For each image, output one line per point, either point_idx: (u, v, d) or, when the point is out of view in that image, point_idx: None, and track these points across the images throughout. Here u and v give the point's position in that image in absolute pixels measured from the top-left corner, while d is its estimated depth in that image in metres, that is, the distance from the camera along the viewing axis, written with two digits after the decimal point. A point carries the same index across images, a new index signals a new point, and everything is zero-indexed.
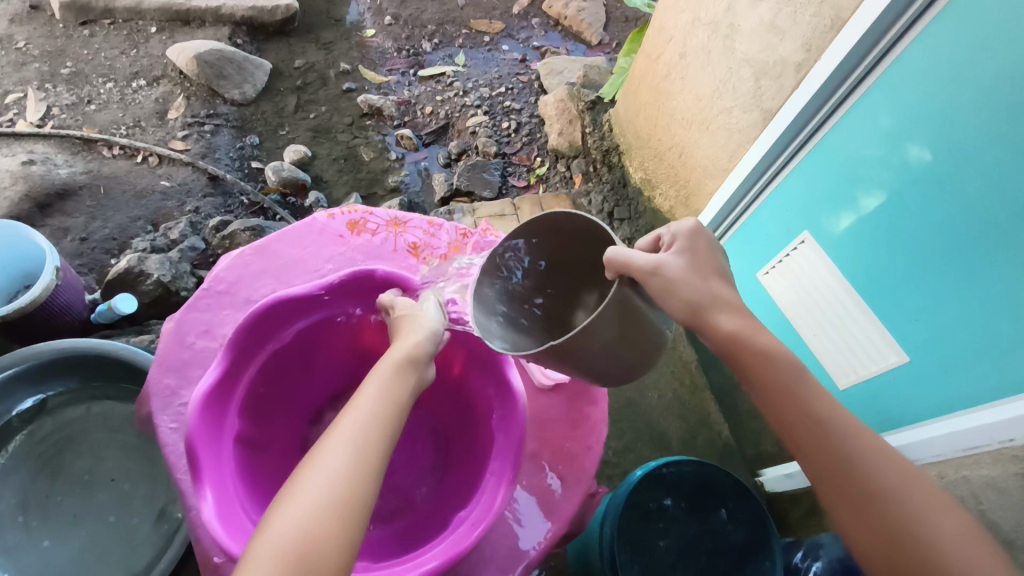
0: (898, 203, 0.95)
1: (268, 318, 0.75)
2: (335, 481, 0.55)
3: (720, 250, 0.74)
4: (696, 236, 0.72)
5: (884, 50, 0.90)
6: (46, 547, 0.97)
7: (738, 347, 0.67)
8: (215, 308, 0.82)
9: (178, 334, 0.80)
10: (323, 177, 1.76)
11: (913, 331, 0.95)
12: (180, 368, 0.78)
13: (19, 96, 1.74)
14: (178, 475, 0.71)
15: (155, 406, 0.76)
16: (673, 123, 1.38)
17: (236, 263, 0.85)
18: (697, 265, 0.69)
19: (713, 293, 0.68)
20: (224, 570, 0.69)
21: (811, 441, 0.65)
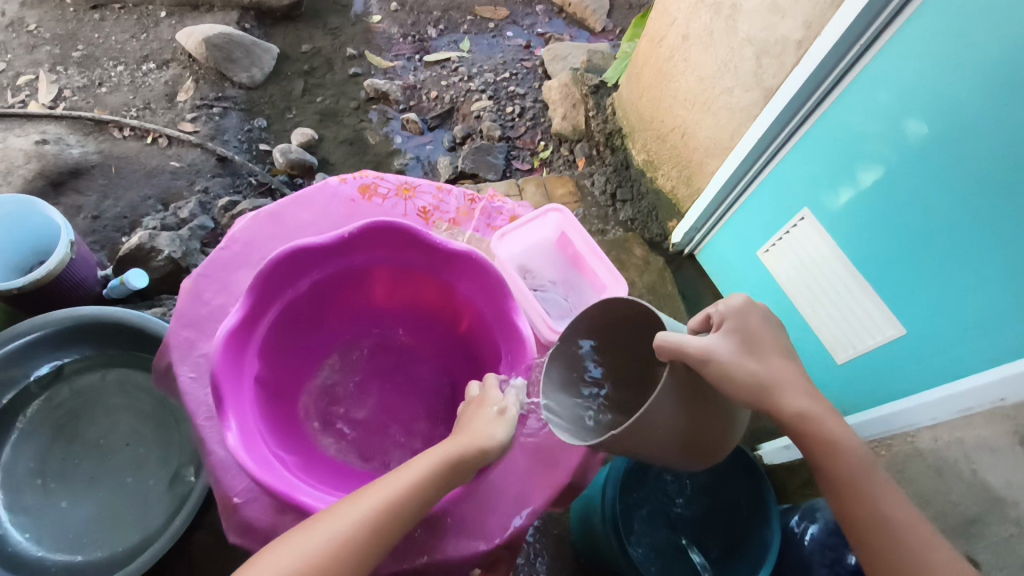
0: (898, 178, 0.97)
1: (288, 265, 0.78)
2: (331, 540, 0.59)
3: (773, 321, 0.71)
4: (746, 311, 0.70)
5: (882, 27, 0.92)
6: (64, 507, 1.00)
7: (803, 428, 0.65)
8: (230, 268, 0.85)
9: (194, 291, 0.82)
10: (329, 160, 1.79)
11: (910, 302, 0.99)
12: (198, 323, 0.81)
13: (31, 78, 1.76)
14: (199, 421, 0.75)
15: (174, 357, 0.79)
16: (676, 105, 1.40)
17: (251, 226, 0.87)
18: (750, 341, 0.68)
19: (779, 377, 0.66)
20: (244, 509, 0.73)
21: (873, 535, 0.61)
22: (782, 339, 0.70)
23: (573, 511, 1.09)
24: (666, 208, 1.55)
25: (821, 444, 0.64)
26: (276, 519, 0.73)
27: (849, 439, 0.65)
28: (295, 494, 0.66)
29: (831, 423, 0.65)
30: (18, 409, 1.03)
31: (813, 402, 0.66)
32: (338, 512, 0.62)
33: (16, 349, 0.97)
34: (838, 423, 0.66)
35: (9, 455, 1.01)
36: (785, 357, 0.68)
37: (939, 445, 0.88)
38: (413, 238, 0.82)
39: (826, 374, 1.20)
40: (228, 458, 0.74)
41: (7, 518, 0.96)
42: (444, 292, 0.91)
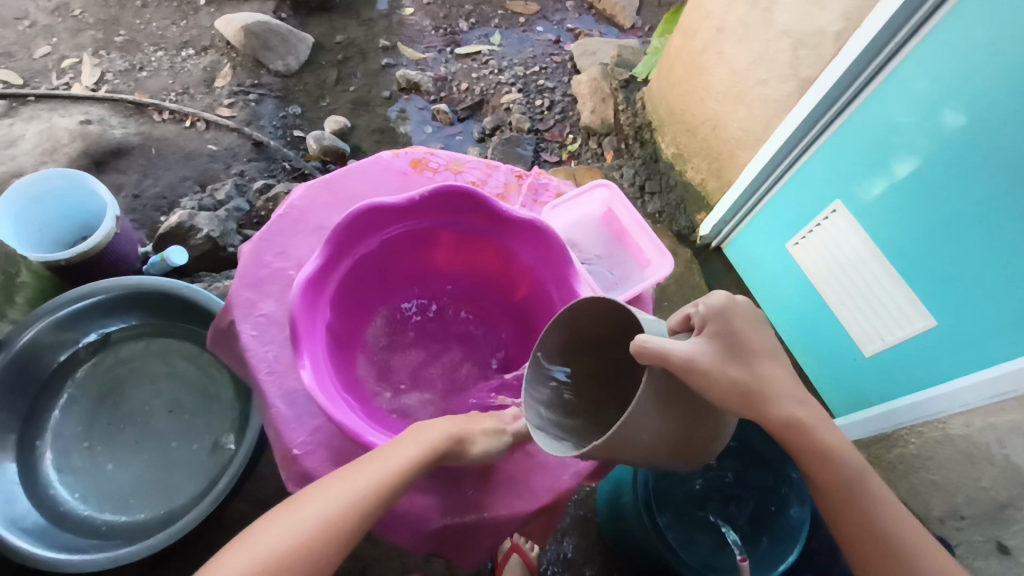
0: (932, 169, 0.98)
1: (360, 223, 0.81)
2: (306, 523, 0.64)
3: (761, 314, 0.64)
4: (733, 310, 0.62)
5: (922, 18, 0.92)
6: (109, 469, 1.02)
7: (796, 436, 0.61)
8: (288, 234, 0.88)
9: (255, 254, 0.85)
10: (361, 148, 1.83)
11: (941, 293, 1.02)
12: (258, 284, 0.84)
13: (75, 61, 1.81)
14: (259, 375, 0.79)
15: (236, 316, 0.82)
16: (708, 98, 1.41)
17: (308, 194, 0.90)
18: (738, 346, 0.61)
19: (767, 389, 0.60)
20: (303, 461, 0.77)
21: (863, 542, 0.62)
22: (767, 338, 0.63)
23: (602, 490, 1.10)
24: (694, 201, 1.57)
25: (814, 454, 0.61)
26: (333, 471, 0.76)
27: (842, 446, 0.62)
28: (362, 433, 0.70)
29: (821, 430, 0.61)
30: (67, 374, 1.05)
31: (802, 411, 0.61)
32: (316, 495, 0.66)
33: (69, 314, 1.00)
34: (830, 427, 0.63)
35: (58, 418, 1.04)
36: (773, 362, 0.62)
37: (972, 431, 0.89)
38: (478, 204, 0.84)
39: (855, 365, 1.24)
40: (289, 412, 0.78)
41: (56, 477, 0.99)
42: (502, 259, 0.93)
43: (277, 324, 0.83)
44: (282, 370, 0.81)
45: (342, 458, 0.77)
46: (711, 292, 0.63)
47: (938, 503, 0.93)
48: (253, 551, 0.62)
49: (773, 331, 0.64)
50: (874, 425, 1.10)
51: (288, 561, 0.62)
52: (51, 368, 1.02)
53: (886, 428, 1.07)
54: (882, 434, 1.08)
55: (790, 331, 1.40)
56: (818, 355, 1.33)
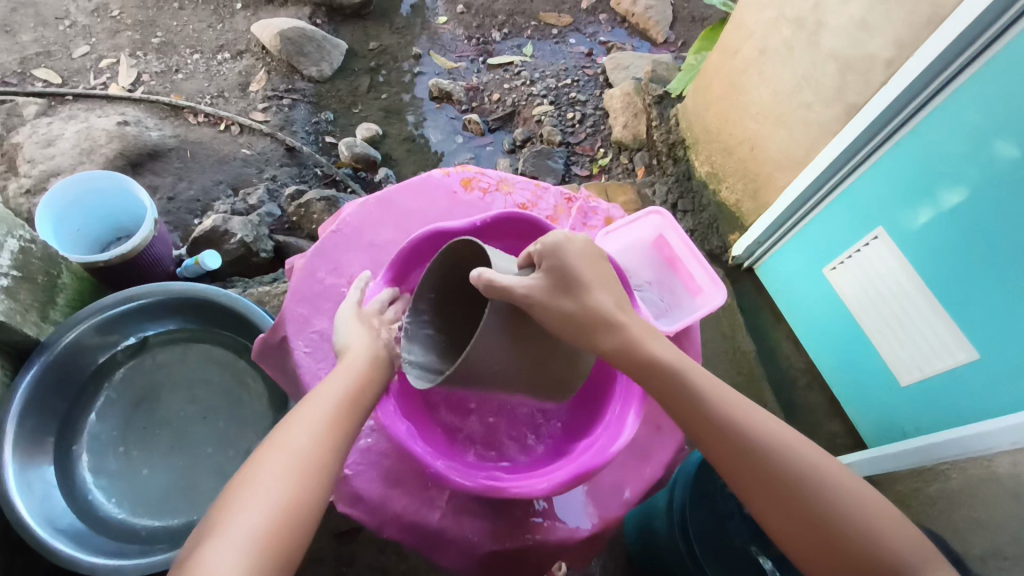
0: (981, 201, 0.97)
1: (423, 246, 0.85)
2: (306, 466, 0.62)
3: (589, 246, 0.74)
4: (560, 247, 0.72)
5: (980, 47, 0.91)
6: (144, 474, 1.03)
7: (628, 352, 0.71)
8: (341, 249, 0.89)
9: (308, 269, 0.87)
10: (392, 156, 1.83)
11: (984, 326, 1.00)
12: (311, 300, 0.85)
13: (113, 62, 1.83)
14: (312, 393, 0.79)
15: (290, 331, 0.83)
16: (747, 118, 1.40)
17: (361, 210, 0.92)
18: (569, 277, 0.71)
19: (593, 313, 0.70)
20: (354, 481, 0.78)
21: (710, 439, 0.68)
22: (601, 270, 0.74)
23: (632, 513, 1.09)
24: (727, 220, 1.56)
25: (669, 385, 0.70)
26: (385, 492, 0.78)
27: (664, 353, 0.71)
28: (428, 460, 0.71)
29: (646, 343, 0.71)
30: (105, 376, 1.05)
31: (628, 331, 0.71)
32: (292, 436, 0.64)
33: (109, 318, 0.99)
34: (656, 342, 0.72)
35: (94, 420, 1.04)
36: (596, 289, 0.72)
37: (1020, 470, 0.86)
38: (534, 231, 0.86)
39: (892, 395, 1.22)
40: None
41: (92, 479, 1.00)
42: None
43: (329, 340, 0.84)
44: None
45: (394, 477, 0.79)
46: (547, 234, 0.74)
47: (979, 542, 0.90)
48: (259, 501, 0.58)
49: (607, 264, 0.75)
50: (909, 459, 1.09)
51: (300, 507, 0.60)
52: (91, 370, 1.03)
53: (922, 462, 1.05)
54: (919, 468, 1.06)
55: (826, 359, 1.38)
56: (853, 382, 1.32)
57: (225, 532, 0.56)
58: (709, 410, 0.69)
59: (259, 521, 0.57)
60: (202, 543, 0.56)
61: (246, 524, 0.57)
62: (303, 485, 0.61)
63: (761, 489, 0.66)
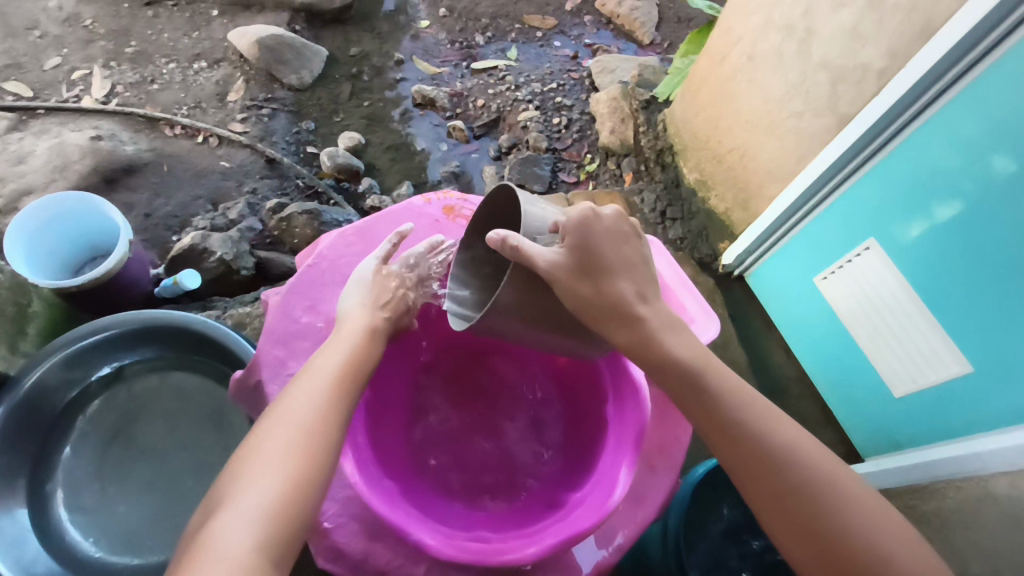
0: (976, 215, 0.95)
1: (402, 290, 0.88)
2: (307, 420, 0.66)
3: (618, 226, 0.74)
4: (586, 226, 0.71)
5: (974, 59, 0.89)
6: (121, 511, 0.99)
7: (642, 345, 0.72)
8: (319, 283, 0.88)
9: (283, 307, 0.86)
10: (375, 165, 1.79)
11: (979, 341, 0.98)
12: (286, 341, 0.84)
13: (86, 73, 1.78)
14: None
15: (266, 375, 0.82)
16: (736, 125, 1.38)
17: (339, 242, 0.91)
18: (590, 258, 0.71)
19: (610, 301, 0.71)
20: (334, 534, 0.77)
21: (723, 442, 0.68)
22: (630, 253, 0.74)
23: None
24: (717, 229, 1.54)
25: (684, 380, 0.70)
26: (367, 547, 0.77)
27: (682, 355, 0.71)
28: (408, 529, 0.70)
29: (663, 340, 0.72)
30: (79, 409, 1.02)
31: (644, 326, 0.72)
32: (291, 402, 0.68)
33: (81, 349, 0.96)
34: (674, 343, 0.72)
35: (69, 455, 1.00)
36: (621, 276, 0.72)
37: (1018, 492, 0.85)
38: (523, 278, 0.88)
39: (885, 407, 1.20)
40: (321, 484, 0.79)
41: (66, 517, 0.96)
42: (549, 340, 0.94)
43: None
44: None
45: (375, 531, 0.78)
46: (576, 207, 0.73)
47: None
48: (267, 476, 0.61)
49: (636, 243, 0.75)
50: (907, 476, 1.09)
51: (309, 464, 0.64)
52: (62, 405, 0.99)
53: (920, 480, 1.05)
54: (915, 487, 1.06)
55: (821, 371, 1.36)
56: (847, 393, 1.30)
57: (234, 505, 0.59)
58: (725, 414, 0.68)
59: (270, 489, 0.61)
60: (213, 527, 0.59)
61: (257, 493, 0.60)
62: (306, 453, 0.64)
63: (771, 499, 0.65)
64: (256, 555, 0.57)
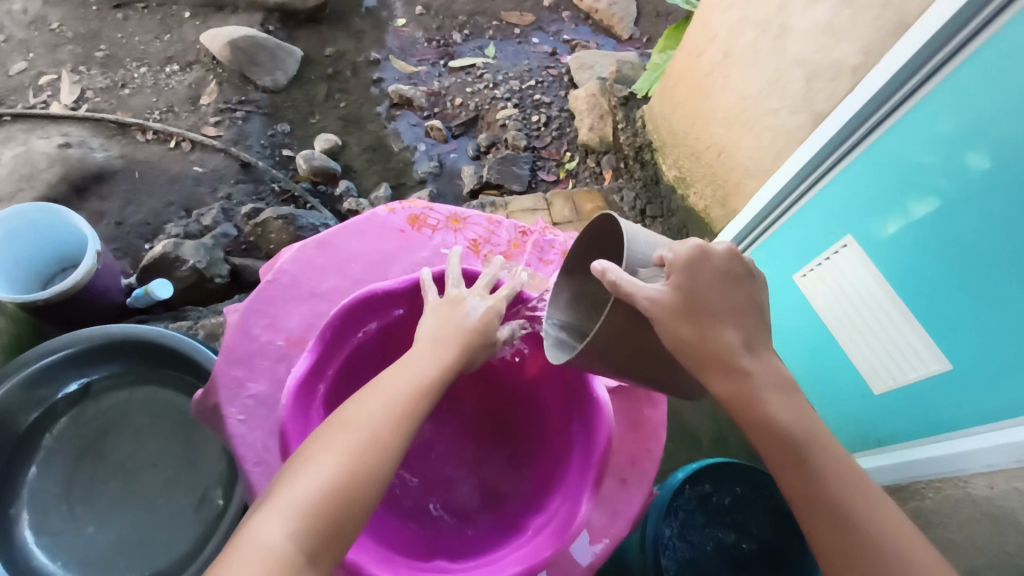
0: (951, 212, 0.94)
1: (361, 307, 0.84)
2: (376, 423, 0.62)
3: (730, 267, 0.66)
4: (695, 264, 0.64)
5: (947, 55, 0.88)
6: (90, 531, 0.97)
7: (745, 398, 0.63)
8: (279, 301, 0.86)
9: (243, 325, 0.84)
10: (352, 167, 1.76)
11: (957, 338, 0.97)
12: (246, 360, 0.82)
13: (53, 78, 1.74)
14: (247, 467, 0.76)
15: (223, 398, 0.80)
16: (713, 122, 1.36)
17: (299, 257, 0.89)
18: (696, 300, 0.63)
19: (715, 348, 0.63)
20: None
21: (814, 514, 0.62)
22: (740, 297, 0.66)
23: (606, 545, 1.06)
24: (696, 226, 1.53)
25: (790, 458, 0.63)
26: None
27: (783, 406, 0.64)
28: (364, 563, 0.68)
29: (768, 393, 0.64)
30: (44, 428, 1.00)
31: (751, 381, 0.64)
32: (361, 404, 0.64)
33: (43, 367, 0.94)
34: (779, 394, 0.64)
35: (36, 474, 0.99)
36: (729, 323, 0.64)
37: (995, 493, 0.84)
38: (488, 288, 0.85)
39: (867, 405, 1.19)
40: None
41: (33, 540, 0.94)
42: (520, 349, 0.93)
43: (266, 405, 0.80)
44: (270, 460, 0.77)
45: None
46: (682, 243, 0.67)
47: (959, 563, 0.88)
48: (329, 461, 0.59)
49: (749, 287, 0.67)
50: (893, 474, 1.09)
51: (362, 477, 0.59)
52: (25, 426, 0.97)
53: (901, 479, 1.06)
54: (900, 486, 1.06)
55: (802, 368, 1.34)
56: (829, 390, 1.28)
57: (280, 501, 0.56)
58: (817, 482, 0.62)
59: (312, 489, 0.57)
60: (260, 507, 0.58)
61: (300, 493, 0.57)
62: (363, 458, 0.59)
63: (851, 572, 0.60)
64: (291, 549, 0.54)
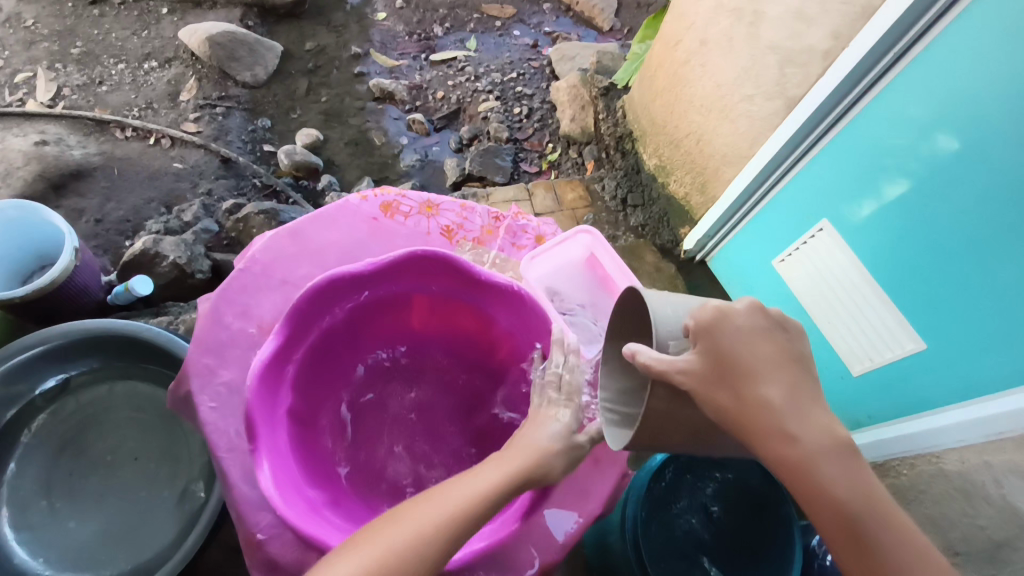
0: (923, 193, 0.95)
1: (326, 291, 0.84)
2: (424, 528, 0.60)
3: (760, 320, 0.58)
4: (716, 327, 0.57)
5: (914, 38, 0.89)
6: (71, 527, 0.97)
7: (793, 470, 0.54)
8: (251, 290, 0.87)
9: (214, 314, 0.85)
10: (334, 161, 1.76)
11: (929, 317, 0.98)
12: (218, 349, 0.84)
13: (29, 76, 1.72)
14: (220, 454, 0.78)
15: (194, 386, 0.81)
16: (691, 110, 1.37)
17: (271, 245, 0.90)
18: (725, 363, 0.56)
19: (753, 416, 0.55)
20: (268, 545, 0.75)
21: None
22: (779, 354, 0.57)
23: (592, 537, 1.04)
24: (677, 214, 1.53)
25: (843, 535, 0.53)
26: (301, 556, 0.74)
27: (840, 480, 0.53)
28: (326, 538, 0.71)
29: (821, 463, 0.54)
30: (22, 425, 1.00)
31: (800, 449, 0.54)
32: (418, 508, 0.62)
33: (20, 363, 0.94)
34: (840, 465, 0.54)
35: (15, 471, 0.98)
36: (772, 381, 0.56)
37: (967, 468, 0.85)
38: (449, 266, 0.88)
39: (844, 388, 1.19)
40: (251, 493, 0.76)
41: (13, 536, 0.94)
42: (480, 320, 0.97)
43: (237, 392, 0.82)
44: (242, 446, 0.79)
45: None
46: (704, 303, 0.60)
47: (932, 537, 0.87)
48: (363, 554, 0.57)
49: (790, 338, 0.58)
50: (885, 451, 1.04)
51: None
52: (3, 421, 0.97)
53: (875, 457, 1.06)
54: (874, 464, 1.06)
55: None
56: None
57: None
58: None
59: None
60: None
61: None
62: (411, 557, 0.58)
63: None
64: None
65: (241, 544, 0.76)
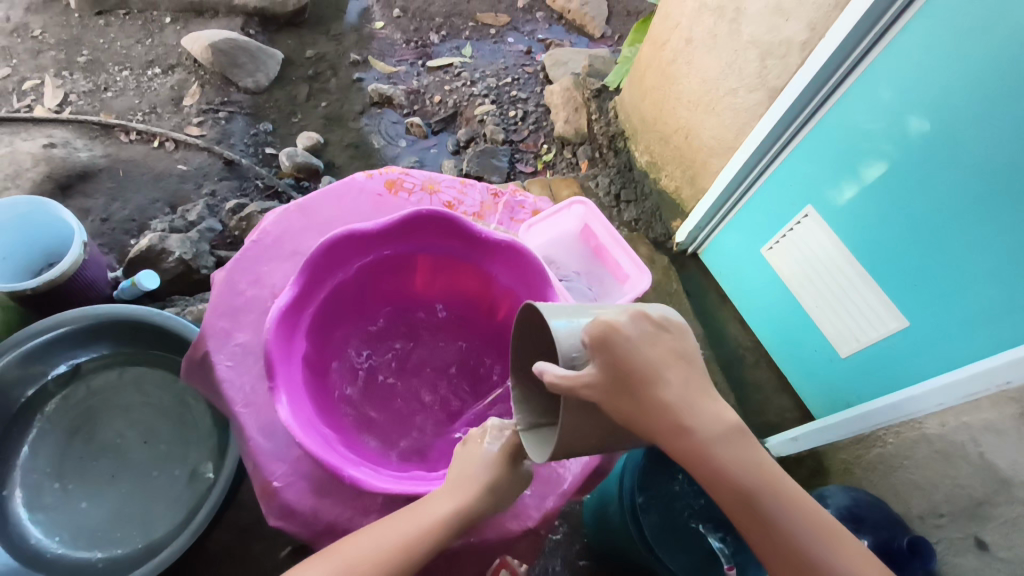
0: (900, 174, 0.99)
1: (339, 250, 0.87)
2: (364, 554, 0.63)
3: (647, 326, 0.57)
4: (607, 342, 0.55)
5: (882, 29, 0.94)
6: (83, 507, 0.99)
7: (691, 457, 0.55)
8: (262, 259, 0.92)
9: (227, 282, 0.89)
10: (335, 163, 1.80)
11: (911, 294, 1.03)
12: (232, 313, 0.88)
13: (36, 83, 1.77)
14: (237, 409, 0.82)
15: (211, 347, 0.85)
16: (680, 106, 1.42)
17: (282, 218, 0.94)
18: (625, 373, 0.55)
19: (652, 419, 0.55)
20: (284, 493, 0.80)
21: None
22: (668, 357, 0.56)
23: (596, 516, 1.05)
24: (669, 208, 1.58)
25: (742, 509, 0.54)
26: (316, 503, 0.80)
27: (737, 458, 0.54)
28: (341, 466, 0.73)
29: (717, 445, 0.54)
30: (36, 407, 1.03)
31: (694, 436, 0.54)
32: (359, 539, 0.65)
33: (34, 347, 0.97)
34: (732, 443, 0.55)
35: (28, 452, 1.01)
36: (665, 382, 0.55)
37: (947, 430, 0.89)
38: (455, 227, 0.91)
39: (835, 370, 1.24)
40: (266, 445, 0.81)
41: (27, 516, 0.97)
42: (481, 282, 1.00)
43: (252, 352, 0.86)
44: (259, 402, 0.84)
45: (324, 489, 0.81)
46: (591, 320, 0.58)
47: (917, 502, 0.94)
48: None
49: (679, 338, 0.58)
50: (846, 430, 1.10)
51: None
52: (19, 403, 1.01)
53: (861, 429, 1.06)
54: (860, 435, 1.07)
55: (771, 336, 1.40)
56: (791, 357, 1.36)
57: None
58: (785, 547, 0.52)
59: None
60: None
61: None
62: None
63: None
64: None
65: (258, 494, 0.80)
